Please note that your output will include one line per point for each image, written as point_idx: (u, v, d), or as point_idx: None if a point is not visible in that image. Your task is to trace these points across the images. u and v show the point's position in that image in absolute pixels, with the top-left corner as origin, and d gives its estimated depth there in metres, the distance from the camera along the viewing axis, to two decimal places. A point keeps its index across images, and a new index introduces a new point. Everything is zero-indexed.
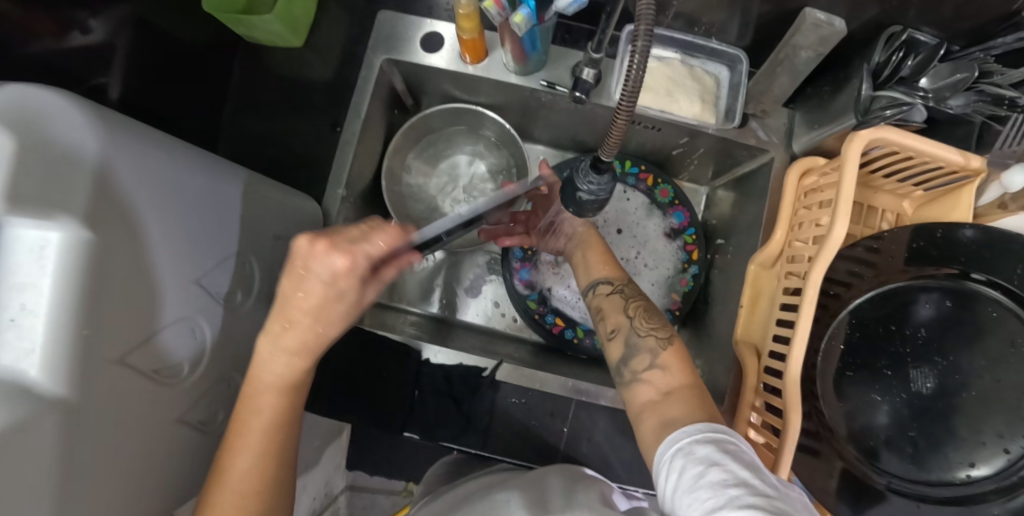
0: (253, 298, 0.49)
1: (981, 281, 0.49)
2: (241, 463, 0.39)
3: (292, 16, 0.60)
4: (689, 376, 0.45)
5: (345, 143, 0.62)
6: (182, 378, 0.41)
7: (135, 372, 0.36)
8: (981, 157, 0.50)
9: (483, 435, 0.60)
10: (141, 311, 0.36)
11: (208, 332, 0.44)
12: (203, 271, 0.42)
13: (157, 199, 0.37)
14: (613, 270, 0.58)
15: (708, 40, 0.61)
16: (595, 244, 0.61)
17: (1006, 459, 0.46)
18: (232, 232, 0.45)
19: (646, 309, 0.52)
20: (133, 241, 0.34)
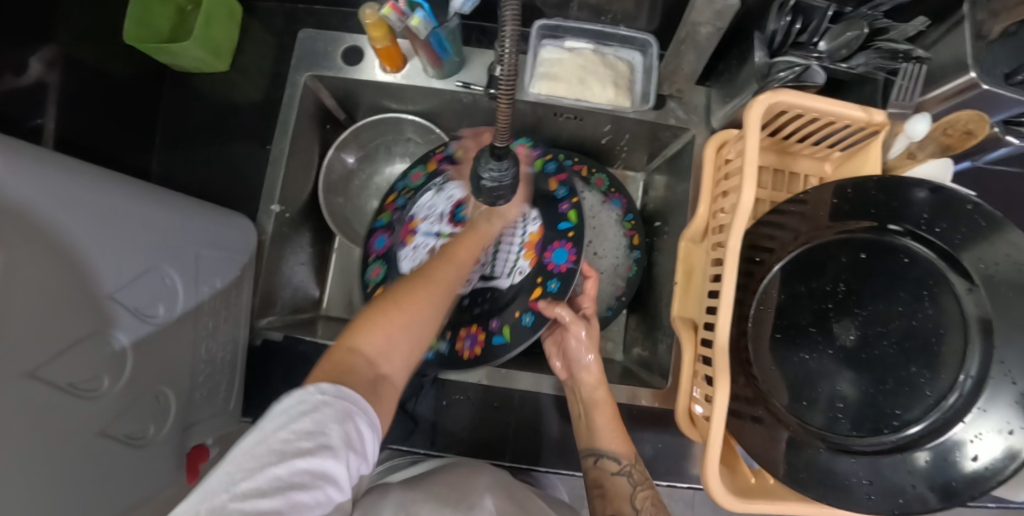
0: (177, 313, 0.48)
1: (897, 231, 0.49)
2: (443, 271, 0.48)
3: (213, 40, 0.63)
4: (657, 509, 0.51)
5: (274, 159, 0.64)
6: (104, 394, 0.40)
7: (51, 389, 0.35)
8: (883, 112, 0.51)
9: (431, 433, 0.60)
10: (53, 324, 0.35)
11: (129, 347, 0.42)
12: (118, 285, 0.41)
13: (65, 211, 0.36)
14: (630, 451, 0.54)
15: (616, 28, 0.63)
16: (606, 406, 0.55)
17: (932, 402, 0.46)
18: (147, 246, 0.45)
19: (654, 503, 0.52)
20: (42, 251, 0.34)
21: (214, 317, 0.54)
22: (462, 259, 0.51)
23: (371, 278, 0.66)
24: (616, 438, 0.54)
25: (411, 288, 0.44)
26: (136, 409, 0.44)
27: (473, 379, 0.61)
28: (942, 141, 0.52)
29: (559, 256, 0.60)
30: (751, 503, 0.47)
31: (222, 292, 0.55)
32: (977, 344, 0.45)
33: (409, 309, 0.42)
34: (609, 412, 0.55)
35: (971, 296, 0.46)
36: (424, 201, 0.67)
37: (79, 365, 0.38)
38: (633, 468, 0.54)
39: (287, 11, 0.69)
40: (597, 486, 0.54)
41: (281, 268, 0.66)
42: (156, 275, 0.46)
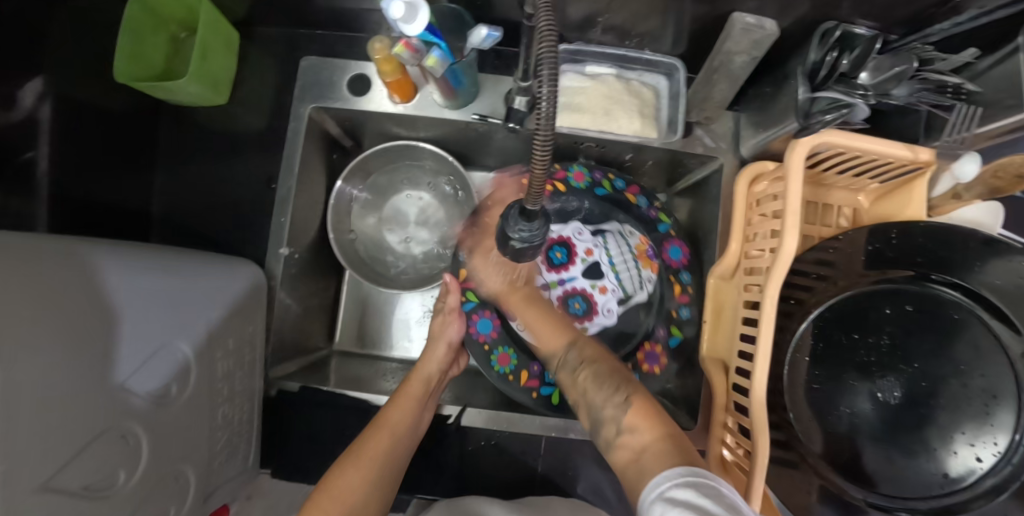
0: (194, 386, 0.45)
1: (939, 281, 0.48)
2: (383, 443, 0.50)
3: (209, 73, 0.58)
4: (659, 427, 0.41)
5: (282, 197, 0.60)
6: (120, 488, 0.38)
7: (66, 495, 0.33)
8: (929, 150, 0.48)
9: (456, 480, 0.58)
10: (63, 432, 0.33)
11: (143, 434, 0.40)
12: (126, 372, 0.39)
13: (53, 308, 0.33)
14: (561, 340, 0.53)
15: (641, 52, 0.59)
16: (530, 306, 0.56)
17: (984, 470, 0.44)
18: (160, 323, 0.42)
19: (597, 374, 0.48)
20: (38, 361, 0.31)
21: (228, 380, 0.51)
22: (380, 454, 0.49)
23: (502, 368, 0.58)
24: (540, 327, 0.55)
25: (340, 473, 0.47)
26: (155, 494, 0.42)
27: (498, 426, 0.58)
28: (992, 184, 0.49)
29: (675, 253, 0.65)
30: None
31: (235, 353, 0.52)
32: None
33: (344, 491, 0.46)
34: (540, 317, 0.56)
35: None
36: (507, 264, 0.64)
37: (92, 465, 0.35)
38: (617, 407, 0.44)
39: (287, 36, 0.64)
40: (632, 461, 0.39)
41: (293, 311, 0.63)
42: (170, 351, 0.43)
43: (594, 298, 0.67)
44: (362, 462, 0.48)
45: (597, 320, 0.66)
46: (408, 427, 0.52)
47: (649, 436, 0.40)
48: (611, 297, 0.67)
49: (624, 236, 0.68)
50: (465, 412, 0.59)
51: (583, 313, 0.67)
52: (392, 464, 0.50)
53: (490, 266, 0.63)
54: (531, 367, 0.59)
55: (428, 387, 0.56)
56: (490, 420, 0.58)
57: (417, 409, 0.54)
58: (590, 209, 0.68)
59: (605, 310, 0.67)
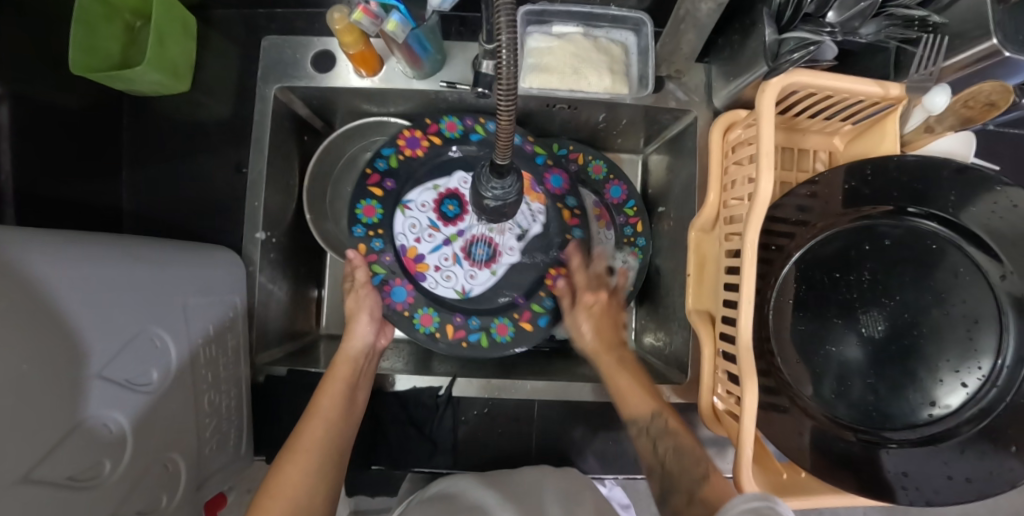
0: (174, 375, 0.44)
1: (917, 213, 0.47)
2: (320, 427, 0.49)
3: (167, 60, 0.57)
4: (730, 493, 0.41)
5: (255, 182, 0.59)
6: (105, 479, 0.36)
7: (48, 487, 0.31)
8: (899, 84, 0.47)
9: (453, 452, 0.59)
10: (45, 421, 0.31)
11: (127, 423, 0.38)
12: (103, 360, 0.36)
13: (38, 290, 0.31)
14: (649, 407, 0.49)
15: (607, 8, 0.58)
16: (626, 373, 0.54)
17: (967, 394, 0.45)
18: (136, 308, 0.40)
19: (677, 455, 0.46)
20: (19, 348, 0.29)
21: (212, 367, 0.50)
22: (320, 440, 0.48)
23: (426, 328, 0.61)
24: (638, 396, 0.51)
25: (282, 468, 0.45)
26: (145, 482, 0.40)
27: (490, 395, 0.58)
28: (962, 114, 0.48)
29: (616, 191, 0.72)
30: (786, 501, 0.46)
31: (217, 340, 0.51)
32: (1011, 333, 0.44)
33: (289, 483, 0.44)
34: (632, 381, 0.53)
35: (1005, 283, 0.44)
36: (400, 227, 0.64)
37: (76, 455, 0.33)
38: (659, 430, 0.48)
39: (247, 17, 0.63)
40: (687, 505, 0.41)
41: (276, 297, 0.63)
42: (144, 338, 0.41)
43: (493, 240, 0.66)
44: (302, 452, 0.46)
45: (502, 263, 0.65)
46: (342, 409, 0.51)
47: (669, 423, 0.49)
48: (510, 237, 0.66)
49: None
50: (456, 383, 0.58)
51: (488, 258, 0.65)
52: (336, 446, 0.49)
53: (387, 235, 0.63)
54: (453, 320, 0.63)
55: (359, 364, 0.56)
56: (483, 389, 0.58)
57: (348, 390, 0.53)
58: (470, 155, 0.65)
59: (506, 250, 0.65)
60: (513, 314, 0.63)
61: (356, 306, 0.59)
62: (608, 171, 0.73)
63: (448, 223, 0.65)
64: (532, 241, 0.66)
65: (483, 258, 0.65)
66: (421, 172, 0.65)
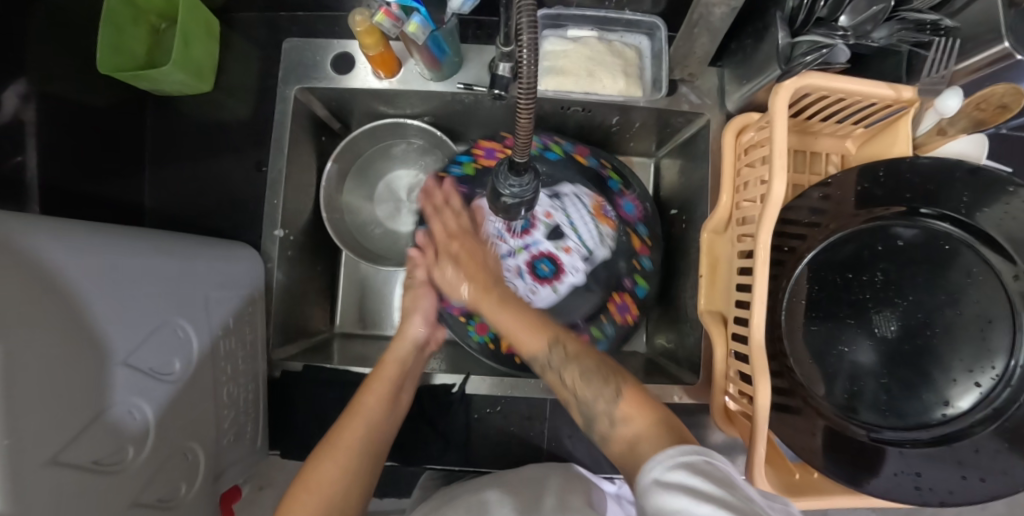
0: (195, 367, 0.45)
1: (929, 215, 0.48)
2: (362, 425, 0.49)
3: (192, 60, 0.58)
4: (654, 411, 0.40)
5: (274, 181, 0.60)
6: (129, 465, 0.37)
7: (74, 471, 0.32)
8: (911, 87, 0.47)
9: (465, 449, 0.59)
10: (71, 405, 0.31)
11: (150, 410, 0.39)
12: (128, 349, 0.37)
13: (68, 278, 0.32)
14: (542, 338, 0.50)
15: (621, 13, 0.59)
16: (513, 310, 0.54)
17: (979, 393, 0.45)
18: (159, 300, 0.41)
19: (585, 372, 0.45)
20: (47, 331, 0.29)
21: (230, 359, 0.50)
22: (360, 436, 0.48)
23: (480, 337, 0.63)
24: (523, 332, 0.51)
25: (319, 461, 0.45)
26: (164, 471, 0.41)
27: (502, 392, 0.59)
28: (976, 117, 0.49)
29: (629, 207, 0.69)
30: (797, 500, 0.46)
31: (236, 332, 0.52)
32: None
33: (326, 475, 0.44)
34: (516, 318, 0.53)
35: (1019, 281, 0.44)
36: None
37: (101, 441, 0.34)
38: (558, 358, 0.48)
39: (268, 20, 0.64)
40: (627, 450, 0.39)
41: (293, 294, 0.64)
42: (167, 329, 0.42)
43: (560, 258, 0.67)
44: (341, 448, 0.46)
45: (566, 281, 0.67)
46: (385, 409, 0.51)
47: (642, 422, 0.40)
48: (576, 257, 0.68)
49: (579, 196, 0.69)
50: (469, 380, 0.59)
51: (551, 274, 0.67)
52: (376, 445, 0.49)
53: None
54: None
55: (405, 364, 0.56)
56: (493, 386, 0.59)
57: (394, 389, 0.53)
58: (544, 174, 0.69)
59: (572, 270, 0.67)
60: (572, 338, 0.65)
61: (413, 304, 0.61)
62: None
63: (516, 236, 0.66)
64: (598, 264, 0.68)
65: (545, 273, 0.67)
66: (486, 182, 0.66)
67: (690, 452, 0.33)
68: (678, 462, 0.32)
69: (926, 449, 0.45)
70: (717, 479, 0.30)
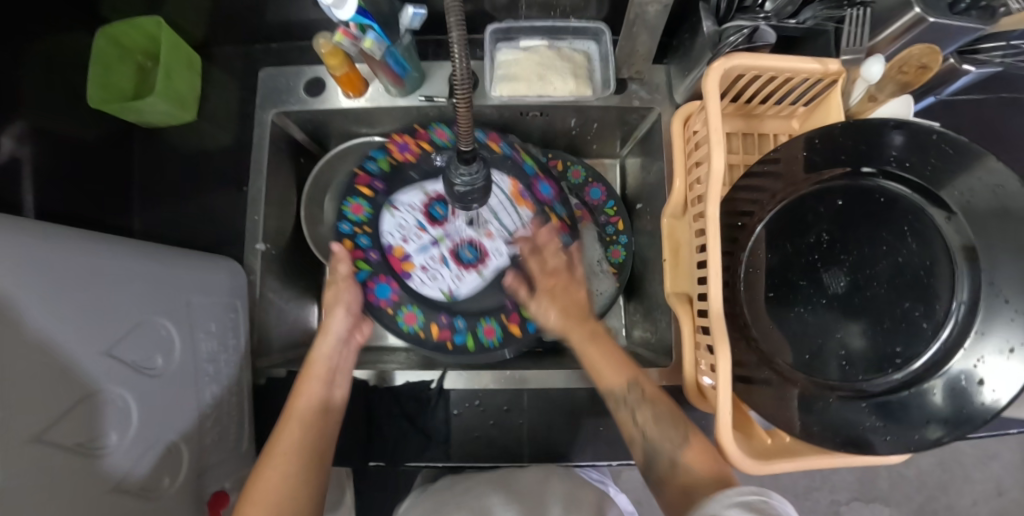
0: (177, 363, 0.47)
1: (870, 173, 0.49)
2: (297, 431, 0.50)
3: (175, 91, 0.63)
4: (716, 464, 0.46)
5: (255, 198, 0.64)
6: (112, 450, 0.39)
7: (57, 450, 0.34)
8: (837, 60, 0.51)
9: (447, 445, 0.59)
10: (54, 389, 0.34)
11: (132, 401, 0.41)
12: (111, 341, 0.40)
13: (53, 274, 0.35)
14: (623, 377, 0.53)
15: (568, 21, 0.64)
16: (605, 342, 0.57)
17: (932, 336, 0.45)
18: (140, 299, 0.44)
19: (656, 413, 0.51)
20: (30, 318, 0.32)
21: (213, 360, 0.53)
22: (293, 445, 0.49)
23: (410, 327, 0.66)
24: (610, 369, 0.54)
25: (261, 474, 0.46)
26: (148, 462, 0.42)
27: (480, 385, 0.61)
28: (900, 79, 0.51)
29: (545, 188, 0.70)
30: (769, 465, 0.46)
31: (219, 336, 0.54)
32: (963, 271, 0.45)
33: (264, 493, 0.45)
34: (601, 353, 0.56)
35: (952, 223, 0.46)
36: (389, 227, 0.70)
37: (83, 426, 0.36)
38: (637, 399, 0.52)
39: (247, 55, 0.70)
40: (681, 494, 0.45)
41: (276, 306, 0.66)
42: (148, 327, 0.44)
43: (481, 244, 0.70)
44: (279, 457, 0.47)
45: (489, 265, 0.69)
46: (317, 409, 0.52)
47: (702, 473, 0.46)
48: (499, 240, 0.70)
49: (497, 184, 0.70)
50: (446, 375, 0.61)
51: (474, 260, 0.70)
52: (309, 452, 0.49)
53: (373, 233, 0.69)
54: (438, 320, 0.67)
55: (332, 360, 0.57)
56: (471, 380, 0.61)
57: (325, 388, 0.54)
58: None
59: (494, 253, 0.69)
60: (501, 317, 0.67)
61: (335, 302, 0.62)
62: (586, 175, 0.77)
63: (434, 225, 0.70)
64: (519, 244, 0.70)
65: (469, 259, 0.70)
66: (403, 179, 0.70)
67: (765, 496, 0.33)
68: (747, 500, 0.32)
69: (892, 399, 0.45)
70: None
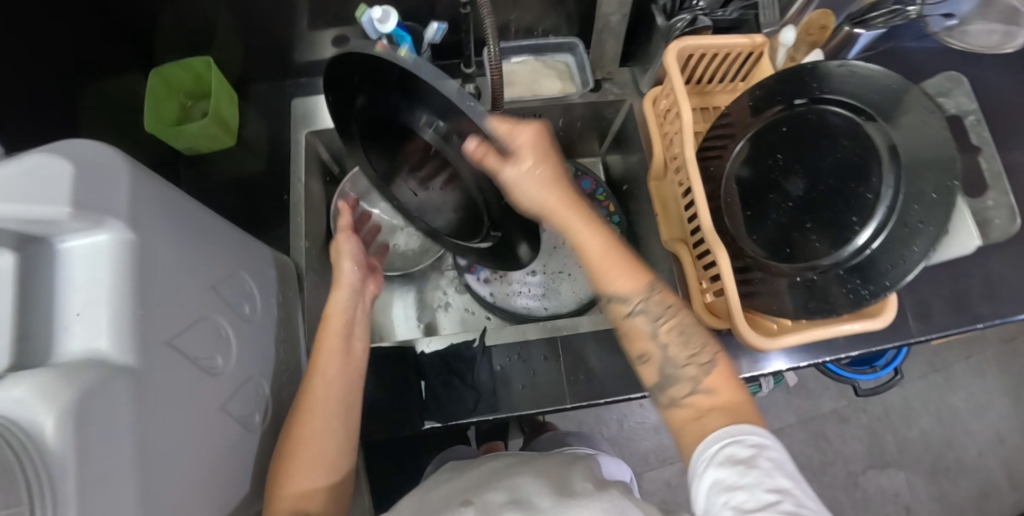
0: (257, 313, 0.53)
1: (805, 103, 0.61)
2: (328, 389, 0.51)
3: (222, 117, 0.74)
4: (733, 392, 0.44)
5: (294, 204, 0.72)
6: (221, 370, 0.45)
7: (183, 357, 0.39)
8: (761, 34, 0.66)
9: (496, 398, 0.64)
10: (179, 307, 0.39)
11: (229, 333, 0.47)
12: (213, 281, 0.46)
13: (177, 216, 0.41)
14: (641, 285, 0.47)
15: (547, 39, 0.79)
16: (603, 234, 0.48)
17: (874, 204, 0.54)
18: (230, 255, 0.50)
19: (681, 330, 0.47)
20: (165, 242, 0.38)
21: (278, 328, 0.57)
22: (326, 408, 0.50)
23: None
24: (626, 275, 0.47)
25: (301, 428, 0.49)
26: (239, 392, 0.47)
27: (520, 337, 0.66)
28: (809, 39, 0.69)
29: None
30: (781, 340, 0.54)
31: (281, 308, 0.59)
32: (885, 151, 0.55)
33: (309, 445, 0.48)
34: (613, 260, 0.48)
35: (868, 120, 0.57)
36: None
37: (198, 344, 0.41)
38: (655, 307, 0.47)
39: (278, 93, 0.82)
40: (693, 419, 0.43)
41: (318, 299, 0.71)
42: (236, 279, 0.50)
43: None
44: (313, 415, 0.50)
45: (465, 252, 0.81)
46: (343, 371, 0.53)
47: (725, 397, 0.43)
48: None
49: None
50: (487, 333, 0.66)
51: None
52: (342, 410, 0.51)
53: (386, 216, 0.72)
54: None
55: (348, 313, 0.58)
56: (509, 335, 0.66)
57: (345, 345, 0.55)
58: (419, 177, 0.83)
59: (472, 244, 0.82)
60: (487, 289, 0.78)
61: (344, 254, 0.61)
62: (576, 169, 0.89)
63: None
64: None
65: None
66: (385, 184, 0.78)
67: (722, 448, 0.39)
68: (751, 447, 0.38)
69: (852, 262, 0.55)
70: (789, 468, 0.37)
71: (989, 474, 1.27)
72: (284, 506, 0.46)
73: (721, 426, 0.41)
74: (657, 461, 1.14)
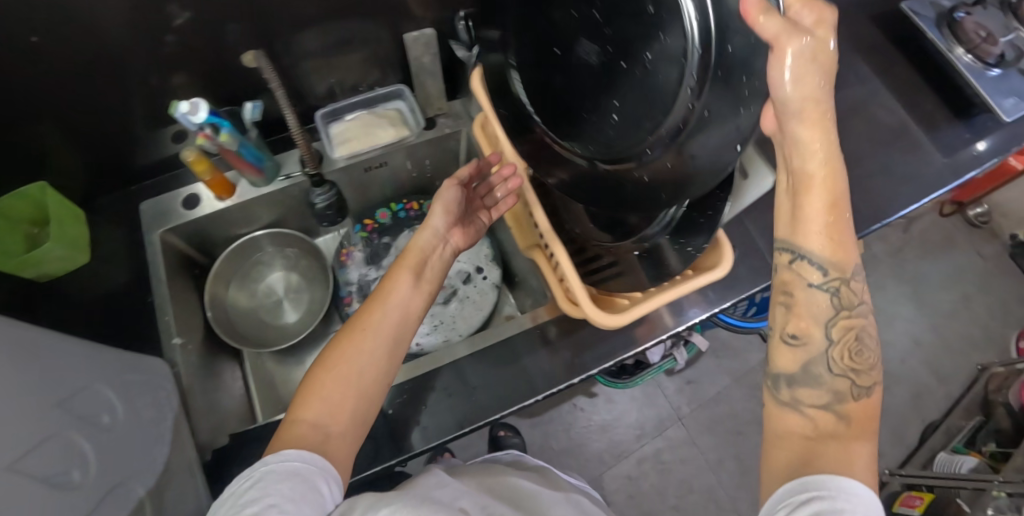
0: (122, 420, 0.52)
1: None
2: (384, 319, 0.52)
3: (69, 236, 0.71)
4: (864, 436, 0.37)
5: (160, 305, 0.70)
6: (78, 483, 0.44)
7: (32, 479, 0.39)
8: None
9: (395, 441, 0.64)
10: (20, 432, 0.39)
11: (88, 447, 0.46)
12: (60, 397, 0.45)
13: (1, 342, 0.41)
14: (847, 266, 0.39)
15: (374, 92, 0.84)
16: (825, 189, 0.38)
17: None
18: (80, 369, 0.50)
19: (854, 348, 0.40)
20: None
21: (156, 427, 0.56)
22: (367, 346, 0.50)
23: None
24: (833, 242, 0.39)
25: (345, 347, 0.49)
26: (113, 498, 0.46)
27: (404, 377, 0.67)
28: None
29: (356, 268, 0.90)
30: (631, 312, 0.56)
31: (156, 407, 0.58)
32: None
33: (339, 372, 0.47)
34: (839, 230, 0.39)
35: None
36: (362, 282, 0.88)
37: (48, 463, 0.41)
38: (836, 296, 0.40)
39: (125, 200, 0.81)
40: (809, 439, 0.38)
41: (203, 392, 0.70)
42: (90, 391, 0.50)
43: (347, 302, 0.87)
44: (363, 336, 0.50)
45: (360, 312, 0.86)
46: (394, 319, 0.53)
47: (854, 428, 0.37)
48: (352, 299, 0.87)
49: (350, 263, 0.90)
50: None
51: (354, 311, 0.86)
52: (380, 361, 0.50)
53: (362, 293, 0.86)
54: None
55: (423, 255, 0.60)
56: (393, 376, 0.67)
57: (412, 289, 0.56)
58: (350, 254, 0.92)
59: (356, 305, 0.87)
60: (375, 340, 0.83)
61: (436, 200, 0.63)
62: None
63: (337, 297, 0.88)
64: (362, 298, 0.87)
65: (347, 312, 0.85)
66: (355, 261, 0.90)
67: (812, 500, 0.32)
68: None
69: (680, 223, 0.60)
70: None
71: (915, 376, 1.36)
72: (303, 424, 0.44)
73: (811, 471, 0.34)
74: (613, 457, 1.17)
